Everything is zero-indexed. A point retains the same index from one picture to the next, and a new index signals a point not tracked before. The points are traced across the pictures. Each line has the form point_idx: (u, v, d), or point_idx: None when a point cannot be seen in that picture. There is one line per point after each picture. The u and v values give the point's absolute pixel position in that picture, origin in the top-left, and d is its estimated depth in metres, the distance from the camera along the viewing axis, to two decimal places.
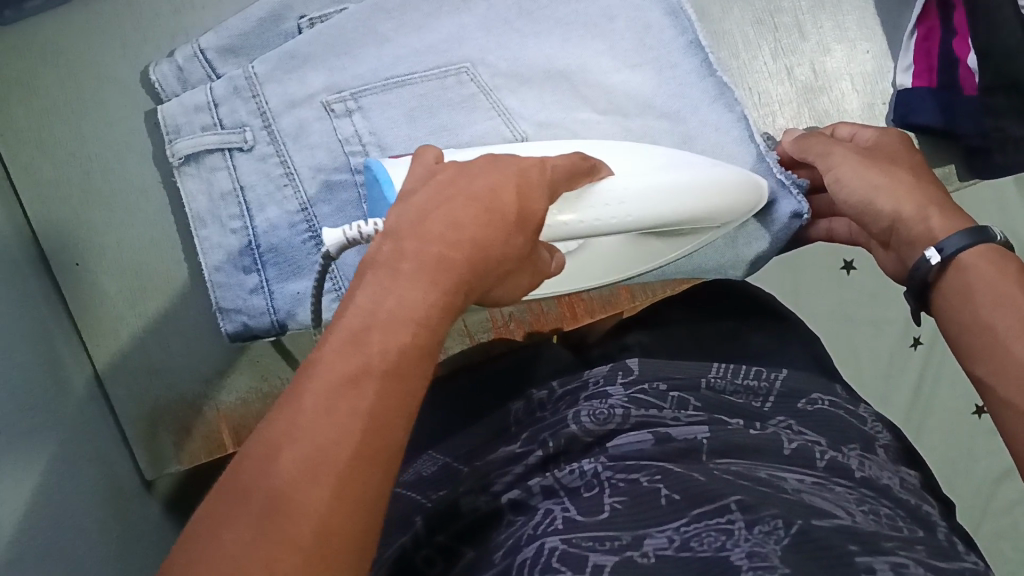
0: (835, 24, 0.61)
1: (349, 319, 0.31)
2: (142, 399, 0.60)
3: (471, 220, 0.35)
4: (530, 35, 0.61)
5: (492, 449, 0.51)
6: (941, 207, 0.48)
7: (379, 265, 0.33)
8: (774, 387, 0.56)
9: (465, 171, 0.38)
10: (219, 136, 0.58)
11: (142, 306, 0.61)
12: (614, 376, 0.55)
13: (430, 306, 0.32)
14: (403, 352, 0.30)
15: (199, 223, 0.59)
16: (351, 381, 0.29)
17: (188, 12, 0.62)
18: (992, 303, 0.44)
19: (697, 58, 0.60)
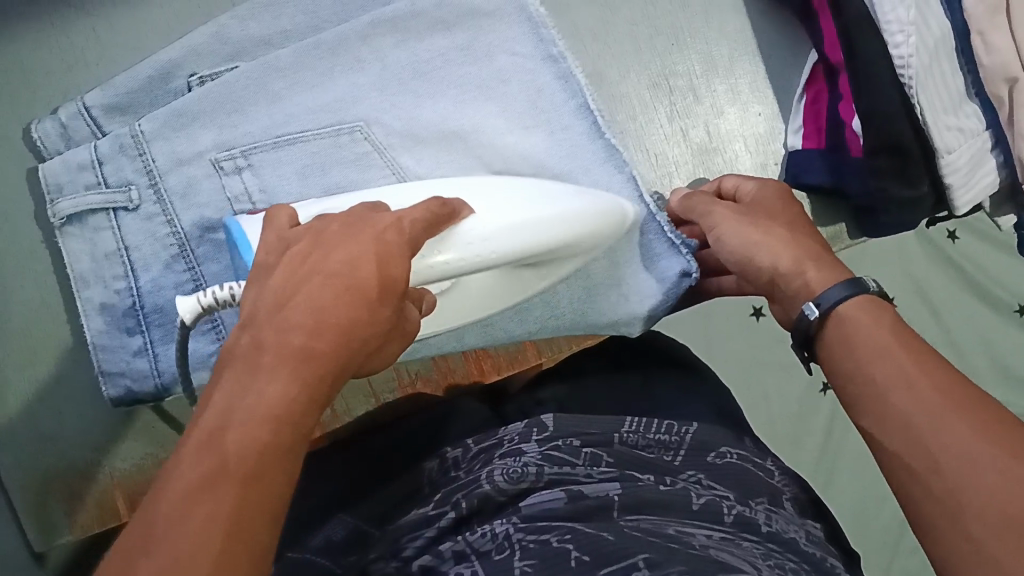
0: (728, 87, 0.63)
1: (208, 417, 0.31)
2: (31, 466, 0.59)
3: (333, 299, 0.34)
4: (425, 95, 0.62)
5: (402, 513, 0.52)
6: (818, 260, 0.48)
7: (239, 359, 0.33)
8: (686, 440, 0.56)
9: (322, 239, 0.36)
10: (103, 196, 0.57)
11: (31, 371, 0.60)
12: (529, 434, 0.55)
13: (290, 401, 0.32)
14: (260, 453, 0.30)
15: (81, 284, 0.58)
16: (203, 484, 0.29)
17: (80, 69, 0.61)
18: (870, 355, 0.42)
19: (587, 121, 0.60)
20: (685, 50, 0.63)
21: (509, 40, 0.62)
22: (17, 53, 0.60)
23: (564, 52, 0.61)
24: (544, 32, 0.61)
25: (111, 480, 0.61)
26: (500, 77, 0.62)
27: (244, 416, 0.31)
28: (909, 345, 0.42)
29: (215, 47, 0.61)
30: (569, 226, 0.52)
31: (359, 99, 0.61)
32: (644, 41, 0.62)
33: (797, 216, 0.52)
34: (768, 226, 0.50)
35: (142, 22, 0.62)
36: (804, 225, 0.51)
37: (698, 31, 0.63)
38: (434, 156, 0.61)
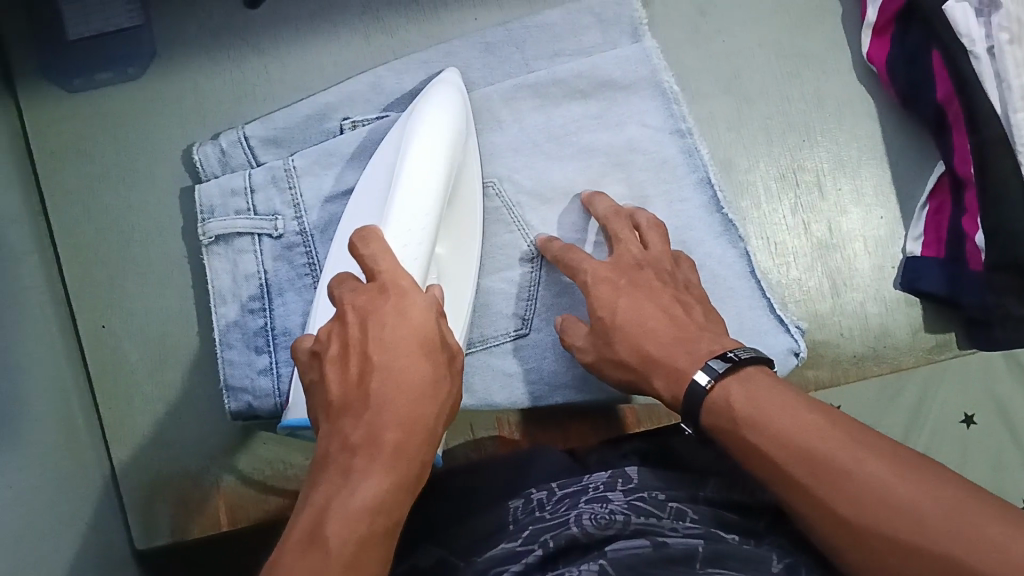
0: (854, 188, 0.65)
1: (307, 520, 0.39)
2: (146, 466, 0.63)
3: (409, 395, 0.42)
4: (555, 158, 0.64)
5: (491, 545, 0.53)
6: (655, 369, 0.51)
7: (334, 464, 0.41)
8: (769, 503, 0.56)
9: (356, 331, 0.44)
10: (250, 221, 0.61)
11: (160, 375, 0.64)
12: (613, 484, 0.57)
13: (383, 488, 0.40)
14: (360, 539, 0.38)
15: (218, 301, 0.62)
16: (316, 574, 0.36)
17: (247, 102, 0.65)
18: (748, 462, 0.45)
19: (706, 196, 0.62)
20: (816, 146, 0.65)
21: (642, 112, 0.64)
22: (196, 83, 0.65)
23: (692, 127, 0.64)
24: (674, 106, 0.63)
25: (218, 491, 0.63)
26: (630, 150, 0.64)
27: (346, 507, 0.39)
28: (769, 436, 0.43)
29: (368, 95, 0.64)
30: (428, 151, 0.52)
31: (493, 157, 0.64)
32: (777, 134, 0.65)
33: (636, 290, 0.55)
34: (612, 351, 0.54)
35: (310, 62, 0.65)
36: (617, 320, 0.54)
37: (830, 130, 0.65)
38: (559, 217, 0.63)
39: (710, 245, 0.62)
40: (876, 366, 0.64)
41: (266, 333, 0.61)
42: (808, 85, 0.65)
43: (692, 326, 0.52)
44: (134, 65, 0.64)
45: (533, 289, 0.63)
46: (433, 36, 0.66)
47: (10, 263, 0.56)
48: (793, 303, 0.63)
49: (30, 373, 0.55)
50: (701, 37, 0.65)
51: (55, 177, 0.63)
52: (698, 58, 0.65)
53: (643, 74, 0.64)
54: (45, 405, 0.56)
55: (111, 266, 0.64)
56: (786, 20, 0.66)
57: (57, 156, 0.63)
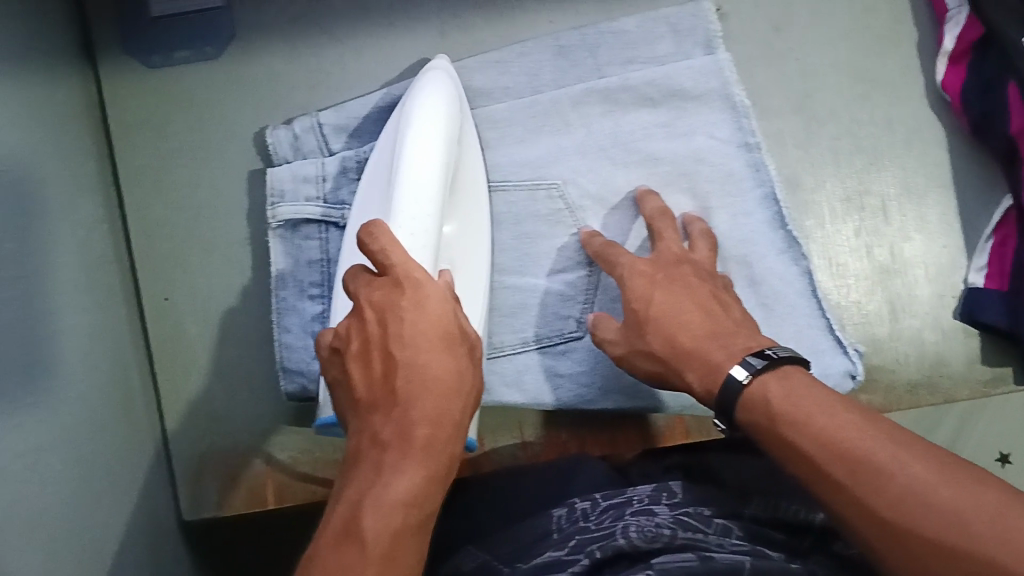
0: (918, 215, 0.65)
1: (342, 513, 0.39)
2: (197, 441, 0.64)
3: (436, 389, 0.42)
4: (620, 164, 0.64)
5: (537, 552, 0.53)
6: (689, 361, 0.51)
7: (364, 460, 0.41)
8: (815, 525, 0.56)
9: (376, 327, 0.44)
10: (322, 209, 0.62)
11: (218, 352, 0.65)
12: (659, 497, 0.57)
13: (417, 481, 0.40)
14: (393, 537, 0.38)
15: (280, 284, 0.62)
16: (351, 569, 0.37)
17: (321, 90, 0.66)
18: (789, 459, 0.44)
19: (771, 212, 0.62)
20: (883, 170, 0.65)
21: (711, 123, 0.64)
22: (273, 67, 0.65)
23: (760, 142, 0.63)
24: (744, 120, 0.63)
25: (266, 469, 0.64)
26: (697, 162, 0.63)
27: (379, 502, 0.39)
28: (811, 434, 0.43)
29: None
30: (430, 132, 0.51)
31: (559, 160, 0.64)
32: (845, 156, 0.65)
33: (672, 285, 0.55)
34: (644, 342, 0.54)
35: (385, 54, 0.66)
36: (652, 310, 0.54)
37: (898, 155, 0.65)
38: (617, 220, 0.64)
39: (772, 260, 0.62)
40: (929, 396, 0.63)
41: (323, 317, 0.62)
42: (879, 109, 0.65)
43: (728, 323, 0.52)
44: (214, 43, 0.65)
45: (589, 293, 0.63)
46: (508, 37, 0.67)
47: (79, 231, 0.57)
48: (851, 325, 0.63)
49: (91, 339, 0.56)
50: (775, 54, 0.66)
51: (130, 151, 0.65)
52: (771, 75, 0.66)
53: (713, 86, 0.64)
54: (104, 372, 0.57)
55: (178, 242, 0.65)
56: (862, 42, 0.66)
57: (133, 130, 0.65)
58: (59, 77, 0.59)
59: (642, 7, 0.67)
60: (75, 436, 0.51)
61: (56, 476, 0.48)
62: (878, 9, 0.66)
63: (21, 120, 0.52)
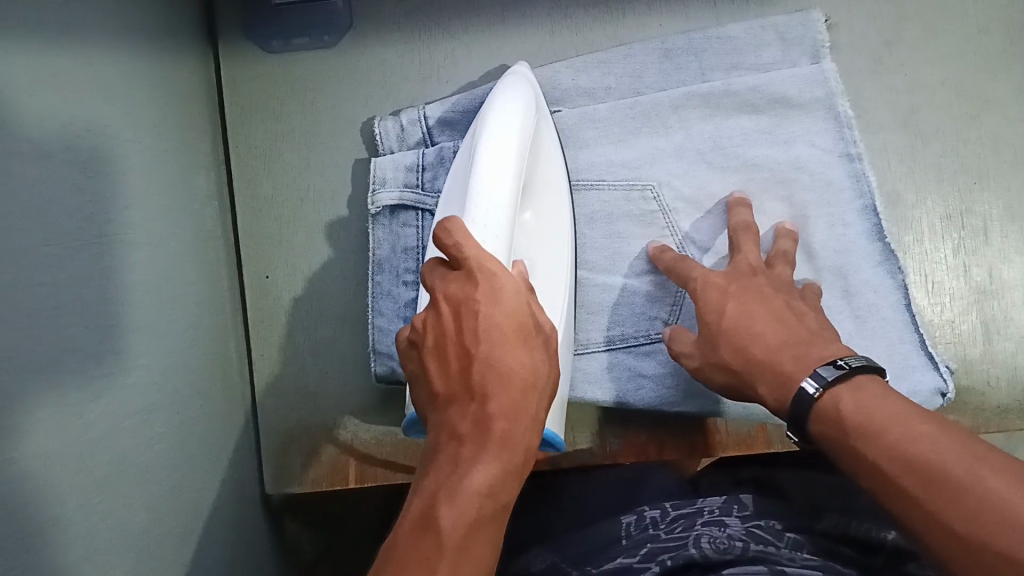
0: (1019, 237, 0.64)
1: (418, 506, 0.38)
2: (285, 415, 0.66)
3: (516, 378, 0.40)
4: (718, 169, 0.64)
5: (603, 559, 0.53)
6: (761, 372, 0.50)
7: (443, 451, 0.39)
8: (888, 543, 0.50)
9: (449, 319, 0.42)
10: (417, 196, 0.63)
11: (312, 329, 0.66)
12: (730, 510, 0.55)
13: (493, 476, 0.38)
14: (469, 529, 0.37)
15: (377, 269, 0.64)
16: (425, 563, 0.35)
17: (429, 82, 0.67)
18: (862, 473, 0.42)
19: (869, 223, 0.62)
20: (985, 190, 0.64)
21: (813, 132, 0.64)
22: (385, 57, 0.67)
23: (862, 153, 0.63)
24: (847, 131, 0.63)
25: (349, 446, 0.65)
26: (796, 170, 0.63)
27: (455, 498, 0.37)
28: (884, 450, 0.41)
29: (544, 89, 0.67)
30: (501, 126, 0.50)
31: (656, 161, 0.65)
32: (948, 173, 0.65)
33: (745, 296, 0.54)
34: (717, 355, 0.53)
35: (494, 50, 0.68)
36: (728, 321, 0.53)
37: (1002, 177, 0.64)
38: (709, 224, 0.64)
39: (867, 273, 0.62)
40: (1021, 421, 0.62)
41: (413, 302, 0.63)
42: (986, 128, 0.65)
43: (801, 331, 0.51)
44: (330, 32, 0.67)
45: (671, 297, 0.63)
46: (616, 38, 0.68)
47: (190, 200, 0.60)
48: (943, 344, 0.63)
49: (195, 307, 0.58)
50: (882, 69, 0.66)
51: (243, 130, 0.67)
52: (876, 90, 0.66)
53: (818, 95, 0.64)
54: (203, 339, 0.59)
55: (281, 220, 0.67)
56: (973, 61, 0.65)
57: (248, 111, 0.67)
58: (182, 55, 0.62)
59: (751, 14, 0.68)
60: (175, 397, 0.54)
61: (156, 433, 0.50)
62: (992, 27, 0.66)
63: (144, 92, 0.55)
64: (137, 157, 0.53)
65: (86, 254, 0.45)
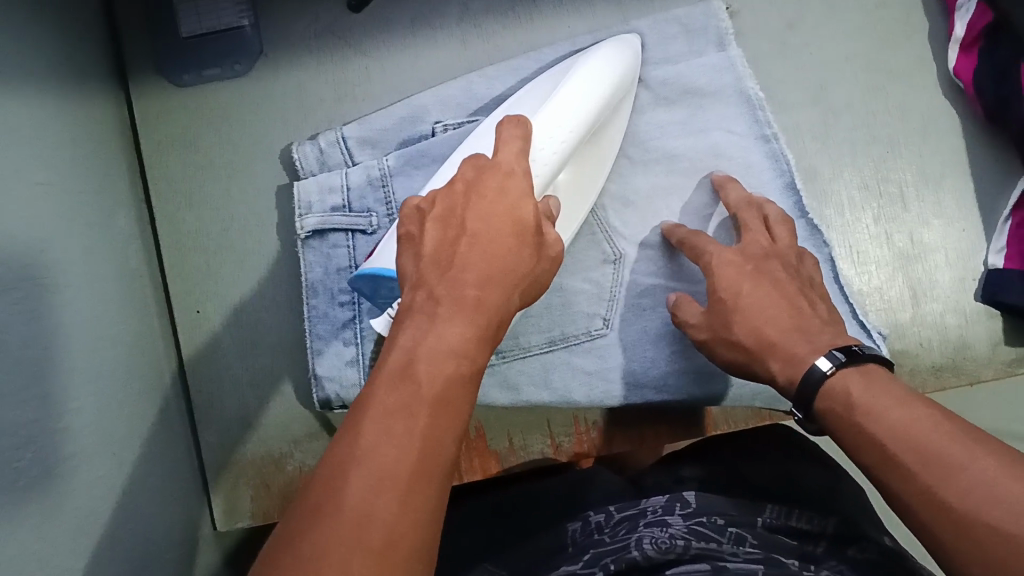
0: (936, 201, 0.66)
1: (394, 357, 0.37)
2: (230, 449, 0.65)
3: (492, 258, 0.42)
4: (640, 162, 0.66)
5: (554, 564, 0.53)
6: (773, 348, 0.50)
7: (418, 311, 0.40)
8: (830, 529, 0.54)
9: (460, 204, 0.44)
10: (348, 219, 0.63)
11: (250, 359, 0.66)
12: (672, 507, 0.57)
13: (468, 336, 0.39)
14: (445, 382, 0.36)
15: (311, 293, 0.63)
16: (407, 404, 0.35)
17: (347, 101, 0.67)
18: (857, 445, 0.43)
19: (792, 200, 0.63)
20: (899, 158, 0.66)
21: (726, 118, 0.65)
22: (300, 80, 0.67)
23: (777, 132, 0.65)
24: (760, 113, 0.65)
25: (298, 474, 0.65)
26: (715, 157, 0.65)
27: (434, 345, 0.38)
28: (887, 427, 0.41)
29: (461, 101, 0.66)
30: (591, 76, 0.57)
31: None
32: (861, 146, 0.66)
33: (762, 278, 0.54)
34: (729, 331, 0.53)
35: (407, 63, 0.68)
36: (751, 299, 0.53)
37: (913, 145, 0.66)
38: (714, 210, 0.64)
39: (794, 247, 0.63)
40: (954, 378, 0.64)
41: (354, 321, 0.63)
42: (893, 99, 0.67)
43: (813, 319, 0.51)
44: (242, 61, 0.67)
45: (616, 289, 0.64)
46: (528, 42, 0.69)
47: (112, 238, 0.59)
48: (874, 311, 0.64)
49: (128, 352, 0.57)
50: (789, 49, 0.67)
51: (161, 166, 0.66)
52: (786, 71, 0.67)
53: (727, 82, 0.66)
54: (138, 376, 0.58)
55: (208, 253, 0.66)
56: (875, 36, 0.67)
57: (164, 146, 0.66)
58: (91, 96, 0.60)
59: (657, 8, 0.69)
60: (114, 440, 0.52)
61: (93, 476, 0.49)
62: (891, 2, 0.68)
63: (58, 134, 0.54)
64: (53, 199, 0.52)
65: (6, 301, 0.44)
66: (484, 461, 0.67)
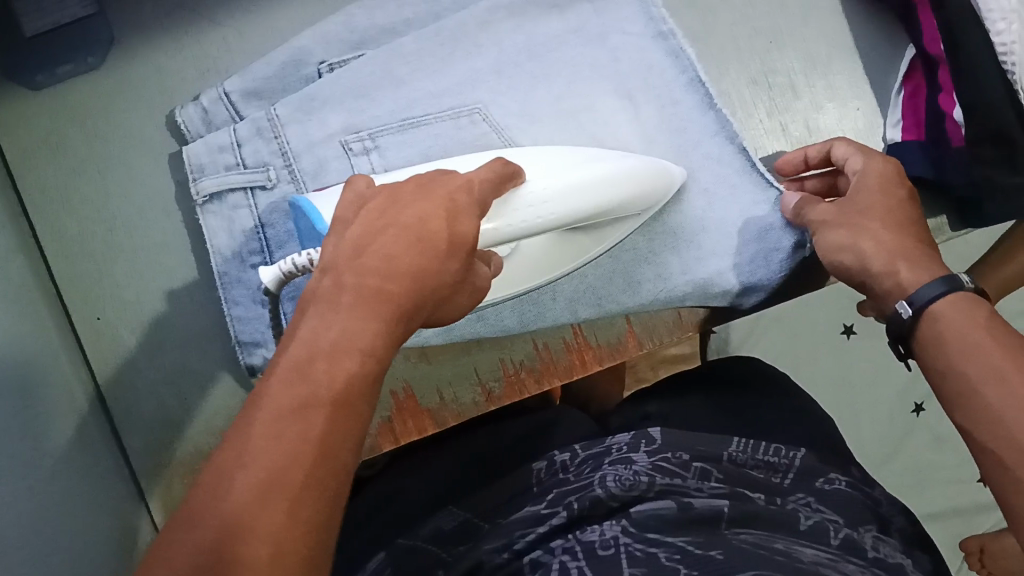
0: (826, 83, 0.66)
1: (294, 350, 0.34)
2: (159, 452, 0.63)
3: (404, 251, 0.37)
4: (539, 76, 0.64)
5: (514, 509, 0.52)
6: (911, 256, 0.49)
7: (319, 301, 0.36)
8: (795, 463, 0.57)
9: (398, 196, 0.39)
10: (244, 176, 0.59)
11: (162, 358, 0.64)
12: (638, 445, 0.56)
13: (369, 334, 0.35)
14: (346, 383, 0.33)
15: (219, 259, 0.60)
16: (301, 409, 0.32)
17: (212, 75, 0.66)
18: (960, 356, 0.44)
19: (698, 95, 0.64)
20: (784, 47, 0.66)
21: (624, 20, 0.65)
22: (158, 64, 0.65)
23: (674, 28, 0.65)
24: (654, 10, 0.64)
25: None
26: (616, 65, 0.65)
27: (324, 344, 0.34)
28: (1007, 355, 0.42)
29: (343, 35, 0.63)
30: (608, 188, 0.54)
31: (477, 84, 0.63)
32: (744, 42, 0.66)
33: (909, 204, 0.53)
34: (859, 216, 0.51)
35: (267, 26, 0.67)
36: (901, 213, 0.52)
37: (796, 32, 0.66)
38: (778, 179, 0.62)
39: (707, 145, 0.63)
40: None
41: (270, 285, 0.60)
42: None
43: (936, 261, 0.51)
44: (95, 52, 0.64)
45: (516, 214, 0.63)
46: None
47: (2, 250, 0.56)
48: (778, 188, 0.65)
49: (45, 365, 0.55)
50: None
51: (31, 172, 0.63)
52: None
53: None
54: (58, 389, 0.56)
55: (99, 256, 0.64)
56: None
57: (31, 151, 0.63)
58: None
59: None
60: (50, 448, 0.50)
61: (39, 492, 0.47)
62: None
63: None
64: None
65: None
66: (419, 421, 0.65)
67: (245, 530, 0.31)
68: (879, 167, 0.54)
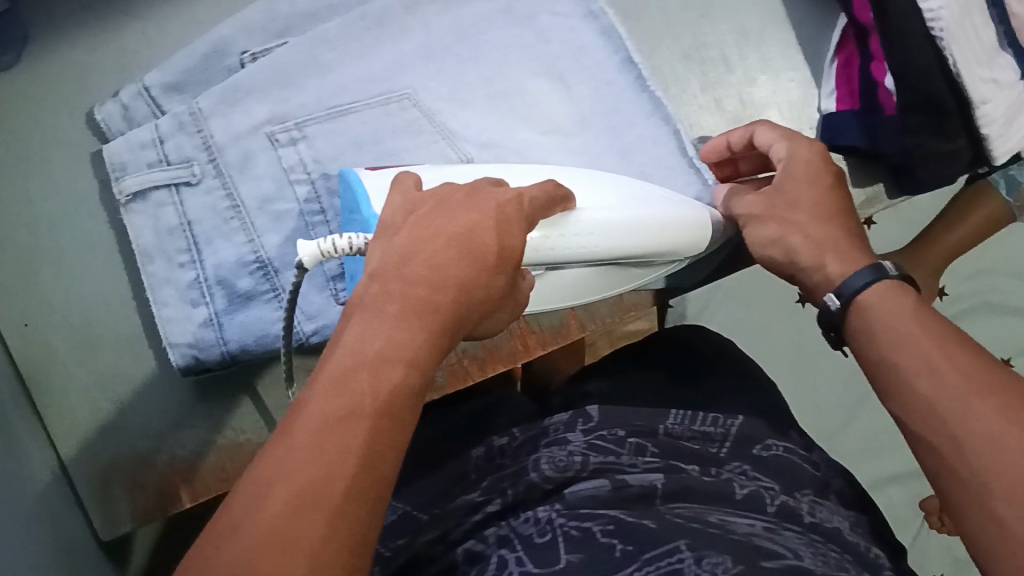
0: (759, 55, 0.66)
1: (337, 358, 0.34)
2: (96, 457, 0.61)
3: (452, 261, 0.37)
4: (468, 58, 0.63)
5: (451, 498, 0.51)
6: (838, 248, 0.49)
7: (361, 308, 0.36)
8: (732, 431, 0.57)
9: (447, 206, 0.40)
10: (168, 172, 0.58)
11: (93, 361, 0.62)
12: (574, 424, 0.55)
13: (414, 344, 0.35)
14: (390, 393, 0.33)
15: (145, 258, 0.58)
16: (346, 417, 0.32)
17: (133, 69, 0.65)
18: (888, 348, 0.43)
19: (631, 74, 0.63)
20: (716, 21, 0.66)
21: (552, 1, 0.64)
22: (76, 59, 0.64)
23: (604, 7, 0.64)
24: None
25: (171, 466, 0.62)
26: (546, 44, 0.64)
27: (366, 353, 0.34)
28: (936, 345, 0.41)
29: (265, 24, 0.62)
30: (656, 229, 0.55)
31: (405, 67, 0.62)
32: (676, 17, 0.65)
33: (833, 189, 0.52)
34: (789, 211, 0.51)
35: (185, 17, 0.66)
36: (825, 202, 0.51)
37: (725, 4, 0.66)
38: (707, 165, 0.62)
39: (641, 125, 0.63)
40: None
41: (197, 283, 0.58)
42: None
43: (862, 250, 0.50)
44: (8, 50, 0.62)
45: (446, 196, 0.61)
46: None
47: None
48: None
49: None
50: None
51: None
52: None
53: None
54: None
55: (23, 259, 0.62)
56: None
57: None
58: None
59: None
60: None
61: None
62: None
63: None
64: None
65: None
66: None
67: (271, 542, 0.29)
68: (807, 152, 0.53)
